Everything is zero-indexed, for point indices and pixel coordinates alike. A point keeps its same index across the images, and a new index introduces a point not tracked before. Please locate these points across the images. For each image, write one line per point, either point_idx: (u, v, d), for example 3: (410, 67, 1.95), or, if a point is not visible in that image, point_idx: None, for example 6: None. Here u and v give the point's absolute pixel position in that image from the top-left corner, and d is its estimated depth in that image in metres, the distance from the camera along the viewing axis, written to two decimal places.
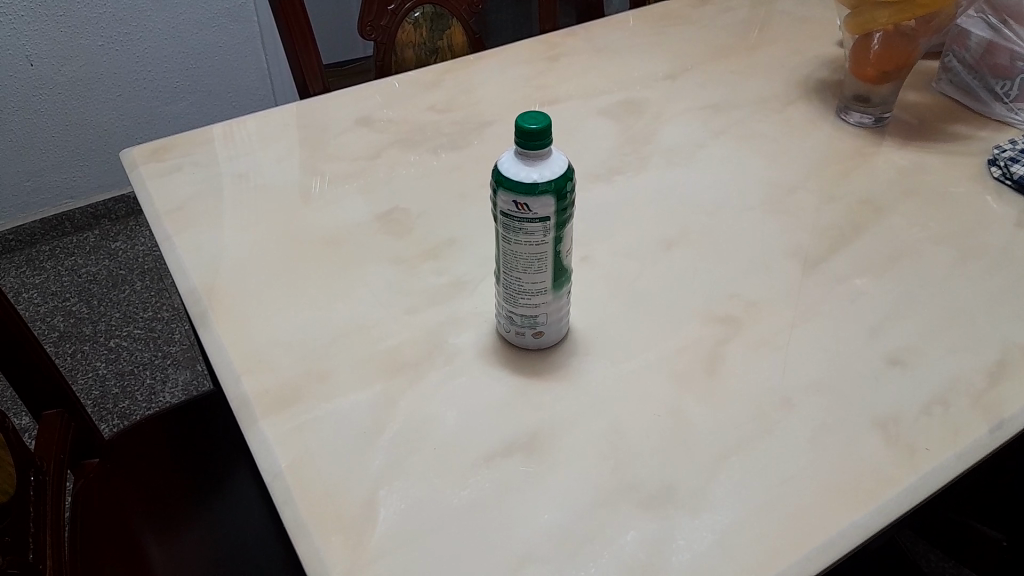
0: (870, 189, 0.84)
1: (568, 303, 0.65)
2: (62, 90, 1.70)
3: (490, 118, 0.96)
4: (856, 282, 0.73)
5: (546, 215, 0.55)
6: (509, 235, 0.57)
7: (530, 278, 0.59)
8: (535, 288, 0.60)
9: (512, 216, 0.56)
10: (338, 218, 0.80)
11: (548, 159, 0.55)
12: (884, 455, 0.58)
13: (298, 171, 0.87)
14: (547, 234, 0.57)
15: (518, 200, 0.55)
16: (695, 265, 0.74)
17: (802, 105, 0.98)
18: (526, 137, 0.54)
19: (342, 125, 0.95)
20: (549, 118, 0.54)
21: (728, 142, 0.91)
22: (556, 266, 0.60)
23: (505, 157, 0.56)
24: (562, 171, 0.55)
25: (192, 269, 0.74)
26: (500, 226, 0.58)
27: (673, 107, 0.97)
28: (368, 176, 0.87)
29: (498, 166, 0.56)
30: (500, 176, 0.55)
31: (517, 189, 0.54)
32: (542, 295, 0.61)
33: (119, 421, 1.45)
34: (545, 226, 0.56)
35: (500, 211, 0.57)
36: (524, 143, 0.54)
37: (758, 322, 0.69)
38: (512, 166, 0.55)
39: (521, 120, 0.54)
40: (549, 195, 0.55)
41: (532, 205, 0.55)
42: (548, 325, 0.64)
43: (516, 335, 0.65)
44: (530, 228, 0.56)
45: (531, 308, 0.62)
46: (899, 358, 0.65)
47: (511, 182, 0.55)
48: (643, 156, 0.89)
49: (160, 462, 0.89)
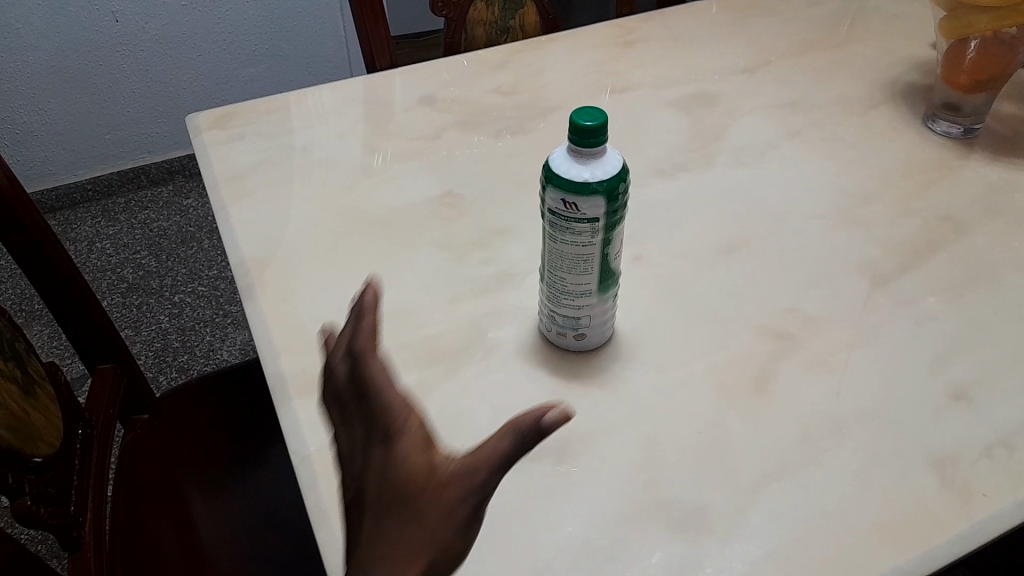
0: (952, 205, 0.79)
1: (614, 307, 0.63)
2: (145, 47, 1.74)
3: (556, 104, 0.94)
4: (926, 305, 0.68)
5: (596, 216, 0.54)
6: (557, 233, 0.56)
7: (575, 278, 0.58)
8: (580, 289, 0.59)
9: (559, 214, 0.55)
10: (392, 198, 0.80)
11: (602, 157, 0.53)
12: (934, 496, 0.55)
13: (358, 146, 0.87)
14: (595, 236, 0.55)
15: (567, 199, 0.53)
16: (754, 274, 0.71)
17: (887, 109, 0.92)
18: (580, 134, 0.52)
19: (405, 102, 0.94)
20: (605, 115, 0.52)
21: (803, 144, 0.87)
22: (602, 268, 0.58)
23: (557, 151, 0.55)
24: (615, 172, 0.53)
25: (243, 240, 0.74)
26: (547, 224, 0.56)
27: (748, 103, 0.93)
28: (426, 156, 0.86)
29: (550, 162, 0.54)
30: (551, 172, 0.54)
31: (566, 187, 0.53)
32: (586, 297, 0.59)
33: (176, 378, 1.49)
34: (594, 227, 0.55)
35: (549, 209, 0.55)
36: (579, 140, 0.52)
37: (817, 341, 0.65)
38: (563, 162, 0.54)
39: (577, 116, 0.52)
40: (600, 195, 0.53)
41: (581, 204, 0.53)
42: (592, 327, 0.62)
43: (558, 335, 0.63)
44: (578, 228, 0.55)
45: (573, 309, 0.60)
46: (964, 393, 0.61)
47: (560, 178, 0.53)
48: (710, 153, 0.86)
49: (205, 421, 0.91)
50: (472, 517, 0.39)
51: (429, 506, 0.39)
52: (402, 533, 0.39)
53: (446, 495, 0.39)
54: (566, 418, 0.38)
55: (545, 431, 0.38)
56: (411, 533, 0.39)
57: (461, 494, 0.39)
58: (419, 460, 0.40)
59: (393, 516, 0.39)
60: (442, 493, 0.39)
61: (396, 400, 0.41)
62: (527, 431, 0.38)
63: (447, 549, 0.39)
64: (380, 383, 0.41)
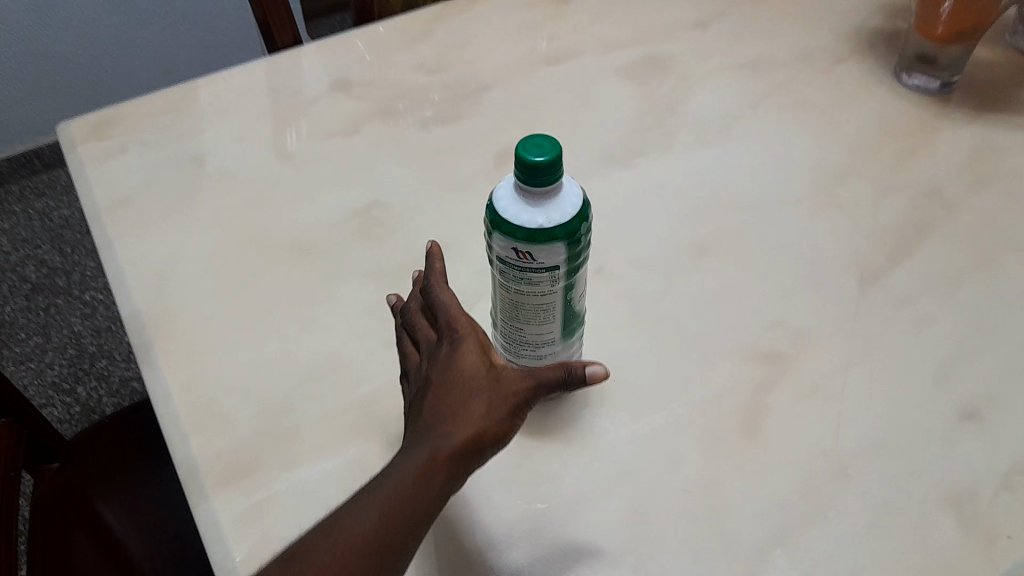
0: (935, 177, 0.71)
1: (579, 347, 0.54)
2: (18, 17, 1.53)
3: (489, 80, 0.82)
4: (922, 304, 0.61)
5: (555, 264, 0.44)
6: (510, 283, 0.46)
7: (535, 330, 0.49)
8: (541, 341, 0.50)
9: (511, 264, 0.45)
10: (310, 216, 0.68)
11: (557, 195, 0.44)
12: (954, 546, 0.49)
13: (264, 151, 0.75)
14: (556, 284, 0.46)
15: (519, 248, 0.44)
16: (730, 281, 0.63)
17: (854, 63, 0.83)
18: (529, 173, 0.42)
19: (315, 89, 0.81)
20: (558, 146, 0.42)
21: (767, 114, 0.78)
22: (566, 315, 0.49)
23: (501, 189, 0.45)
24: (574, 212, 0.44)
25: (135, 285, 0.63)
26: (496, 271, 0.47)
27: (702, 66, 0.83)
28: (345, 158, 0.74)
29: (494, 204, 0.44)
30: (496, 217, 0.44)
31: (516, 235, 0.43)
32: (550, 346, 0.50)
33: (98, 388, 1.36)
34: (554, 276, 0.45)
35: (497, 257, 0.46)
36: (529, 179, 0.42)
37: (808, 361, 0.57)
38: (511, 205, 0.44)
39: (524, 151, 0.42)
40: (559, 241, 0.43)
41: (537, 254, 0.44)
42: None
43: None
44: (534, 278, 0.45)
45: (534, 359, 0.51)
46: (974, 411, 0.55)
47: (509, 225, 0.43)
48: (667, 132, 0.76)
49: (111, 446, 0.85)
50: (513, 416, 0.44)
51: (478, 393, 0.44)
52: (449, 410, 0.44)
53: (495, 390, 0.44)
54: (601, 375, 0.45)
55: (582, 379, 0.44)
56: (457, 407, 0.44)
57: (506, 395, 0.44)
58: (477, 359, 0.46)
59: (448, 391, 0.44)
60: (492, 388, 0.44)
61: (463, 320, 0.47)
62: (563, 377, 0.44)
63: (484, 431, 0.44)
64: (450, 307, 0.48)
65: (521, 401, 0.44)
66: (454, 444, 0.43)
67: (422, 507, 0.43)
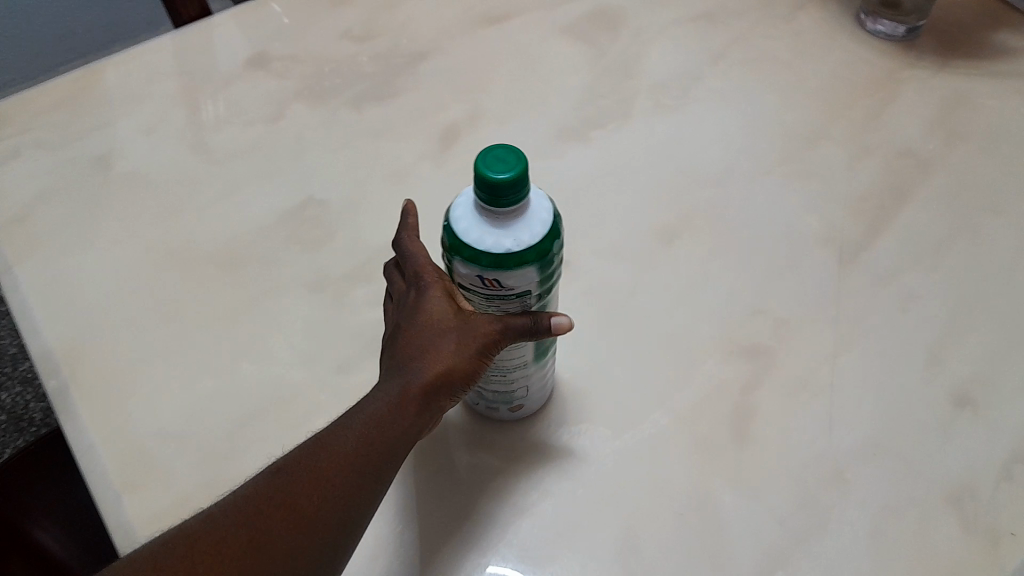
0: (907, 135, 0.67)
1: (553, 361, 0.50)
2: None
3: (425, 47, 0.75)
4: (907, 280, 0.57)
5: (527, 287, 0.39)
6: (477, 309, 0.41)
7: (506, 358, 0.44)
8: (513, 366, 0.45)
9: (476, 290, 0.40)
10: (237, 221, 0.61)
11: (524, 212, 0.38)
12: (960, 549, 0.46)
13: (178, 145, 0.67)
14: (527, 305, 0.41)
15: (485, 275, 0.38)
16: (703, 268, 0.59)
17: (815, 9, 0.78)
18: (492, 192, 0.36)
19: (231, 67, 0.73)
20: (523, 159, 0.36)
21: (728, 73, 0.73)
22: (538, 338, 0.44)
23: (459, 206, 0.39)
24: (545, 230, 0.38)
25: (44, 317, 0.55)
26: (459, 296, 0.42)
27: (655, 19, 0.77)
28: (272, 148, 0.67)
29: (452, 224, 0.38)
30: (456, 239, 0.38)
31: (481, 261, 0.37)
32: (522, 370, 0.46)
33: (22, 393, 1.11)
34: (525, 298, 0.40)
35: (460, 281, 0.40)
36: (492, 200, 0.36)
37: (793, 353, 0.54)
38: (472, 226, 0.38)
39: (485, 167, 0.36)
40: (530, 265, 0.38)
41: (506, 280, 0.38)
42: (529, 394, 0.49)
43: (488, 408, 0.50)
44: (503, 302, 0.40)
45: (505, 384, 0.47)
46: (968, 397, 0.51)
47: (471, 250, 0.38)
48: (623, 99, 0.70)
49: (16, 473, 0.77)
50: (481, 359, 0.40)
51: (443, 334, 0.40)
52: (414, 351, 0.41)
53: (462, 332, 0.40)
54: (567, 327, 0.39)
55: (549, 329, 0.40)
56: (422, 349, 0.41)
57: (472, 339, 0.40)
58: (443, 302, 0.41)
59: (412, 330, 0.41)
60: (459, 329, 0.40)
61: (430, 269, 0.43)
62: (530, 325, 0.40)
63: (450, 374, 0.40)
64: (417, 258, 0.43)
65: (488, 344, 0.40)
66: (419, 386, 0.40)
67: (385, 452, 0.40)
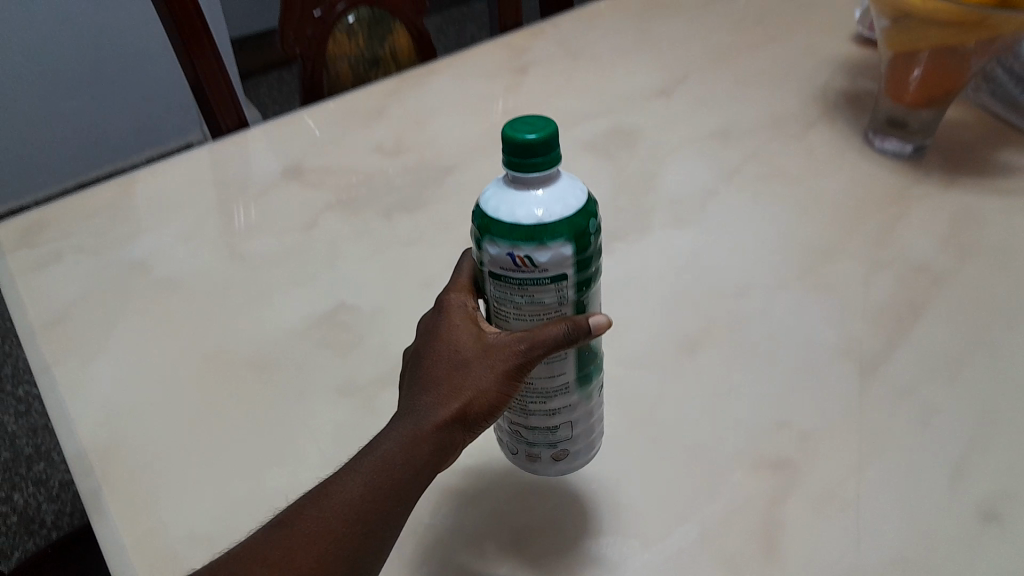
0: (920, 250, 0.69)
1: (597, 403, 0.47)
2: None
3: (453, 160, 0.78)
4: (929, 395, 0.58)
5: (560, 268, 0.38)
6: (510, 305, 0.40)
7: (546, 372, 0.42)
8: (555, 389, 0.43)
9: (508, 276, 0.38)
10: (268, 325, 0.63)
11: (555, 186, 0.38)
12: None
13: (214, 251, 0.69)
14: (562, 298, 0.39)
15: (516, 251, 0.37)
16: (727, 379, 0.60)
17: (824, 128, 0.82)
18: (525, 151, 0.36)
19: (267, 178, 0.76)
20: (552, 123, 0.37)
21: (743, 188, 0.76)
22: (581, 355, 0.43)
23: (489, 190, 0.39)
24: (577, 205, 0.38)
25: (77, 416, 0.56)
26: (493, 293, 0.40)
27: (671, 138, 0.81)
28: (305, 255, 0.69)
29: (483, 206, 0.38)
30: (486, 219, 0.38)
31: (511, 231, 0.37)
32: (564, 395, 0.43)
33: (36, 494, 1.16)
34: (560, 286, 0.39)
35: (491, 270, 0.39)
36: (521, 164, 0.37)
37: (819, 465, 0.54)
38: (502, 201, 0.38)
39: (512, 130, 0.37)
40: (562, 238, 0.37)
41: (538, 256, 0.37)
42: (573, 437, 0.46)
43: (530, 458, 0.47)
44: (537, 292, 0.39)
45: (547, 418, 0.44)
46: (996, 512, 0.51)
47: (502, 225, 0.37)
48: (644, 212, 0.73)
49: None
50: (503, 386, 0.40)
51: (466, 365, 0.40)
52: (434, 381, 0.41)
53: (483, 359, 0.40)
54: (605, 326, 0.39)
55: (589, 333, 0.39)
56: (443, 380, 0.41)
57: (493, 365, 0.40)
58: (469, 335, 0.41)
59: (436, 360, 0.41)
60: (481, 356, 0.40)
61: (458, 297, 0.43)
62: (564, 335, 0.38)
63: (469, 406, 0.40)
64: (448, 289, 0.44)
65: (512, 369, 0.39)
66: (437, 419, 0.40)
67: (398, 490, 0.38)
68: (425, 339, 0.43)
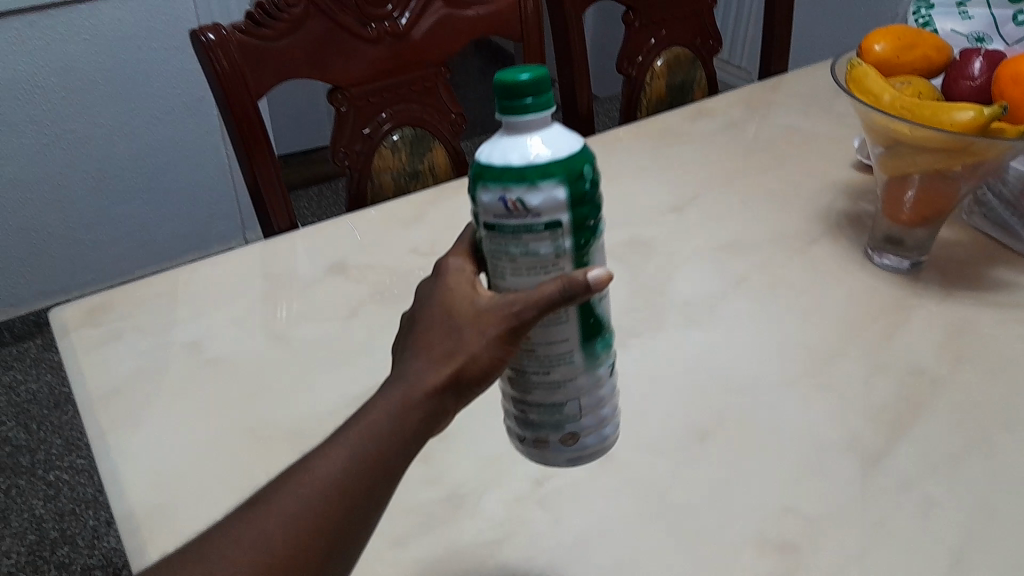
0: (919, 356, 0.73)
1: (608, 384, 0.52)
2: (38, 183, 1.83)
3: None
4: (930, 489, 0.61)
5: (554, 208, 0.44)
6: (510, 261, 0.45)
7: (546, 338, 0.47)
8: (554, 361, 0.48)
9: (503, 224, 0.44)
10: (307, 404, 0.68)
11: (547, 131, 0.45)
12: None
13: (260, 335, 0.75)
14: (558, 243, 0.45)
15: (509, 194, 0.44)
16: (736, 467, 0.63)
17: (828, 243, 0.88)
18: (516, 92, 0.44)
19: (312, 273, 0.83)
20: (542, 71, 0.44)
21: (752, 295, 0.81)
22: (581, 321, 0.47)
23: (486, 145, 0.46)
24: (566, 150, 0.44)
25: (128, 480, 0.61)
26: (494, 253, 0.46)
27: (685, 248, 0.88)
28: (344, 341, 0.74)
29: (480, 158, 0.45)
30: (483, 168, 0.45)
31: (505, 173, 0.43)
32: (565, 366, 0.48)
33: None
34: (555, 232, 0.44)
35: (489, 221, 0.45)
36: (515, 103, 0.44)
37: (824, 550, 0.57)
38: (498, 150, 0.45)
39: (507, 76, 0.44)
40: (552, 175, 0.43)
41: (531, 196, 0.43)
42: (580, 414, 0.51)
43: (541, 441, 0.52)
44: (534, 240, 0.44)
45: (549, 391, 0.49)
46: None
47: (498, 167, 0.44)
48: (659, 314, 0.79)
49: None
50: (493, 348, 0.45)
51: (460, 330, 0.46)
52: (430, 345, 0.46)
53: (474, 325, 0.45)
54: (602, 279, 0.44)
55: (586, 288, 0.43)
56: (437, 345, 0.46)
57: (485, 329, 0.45)
58: (465, 302, 0.47)
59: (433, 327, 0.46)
60: (473, 322, 0.45)
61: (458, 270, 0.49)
62: (558, 291, 0.44)
63: (461, 370, 0.45)
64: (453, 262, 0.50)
65: (502, 332, 0.45)
66: (430, 381, 0.45)
67: (391, 452, 0.44)
68: (425, 306, 0.48)
